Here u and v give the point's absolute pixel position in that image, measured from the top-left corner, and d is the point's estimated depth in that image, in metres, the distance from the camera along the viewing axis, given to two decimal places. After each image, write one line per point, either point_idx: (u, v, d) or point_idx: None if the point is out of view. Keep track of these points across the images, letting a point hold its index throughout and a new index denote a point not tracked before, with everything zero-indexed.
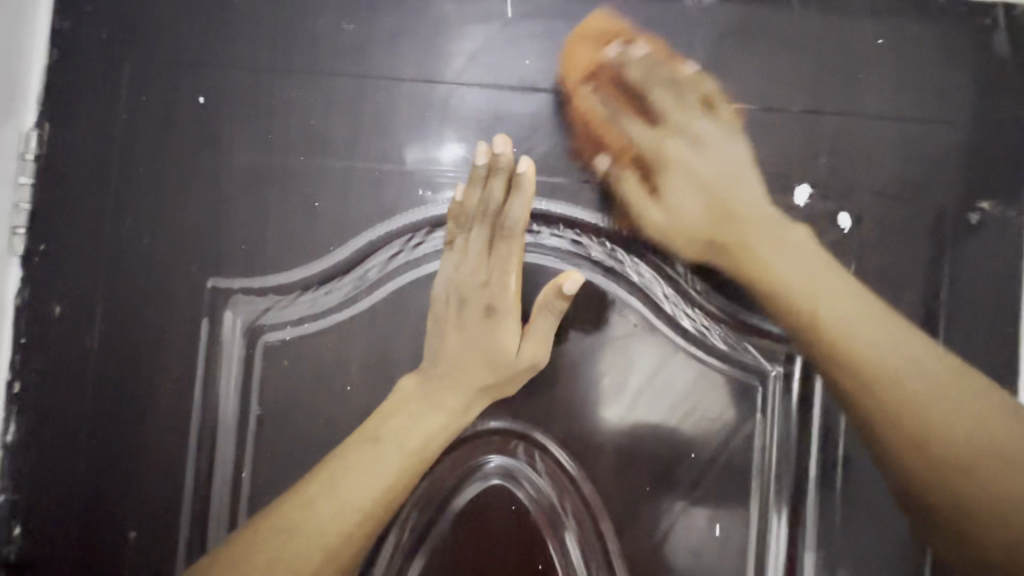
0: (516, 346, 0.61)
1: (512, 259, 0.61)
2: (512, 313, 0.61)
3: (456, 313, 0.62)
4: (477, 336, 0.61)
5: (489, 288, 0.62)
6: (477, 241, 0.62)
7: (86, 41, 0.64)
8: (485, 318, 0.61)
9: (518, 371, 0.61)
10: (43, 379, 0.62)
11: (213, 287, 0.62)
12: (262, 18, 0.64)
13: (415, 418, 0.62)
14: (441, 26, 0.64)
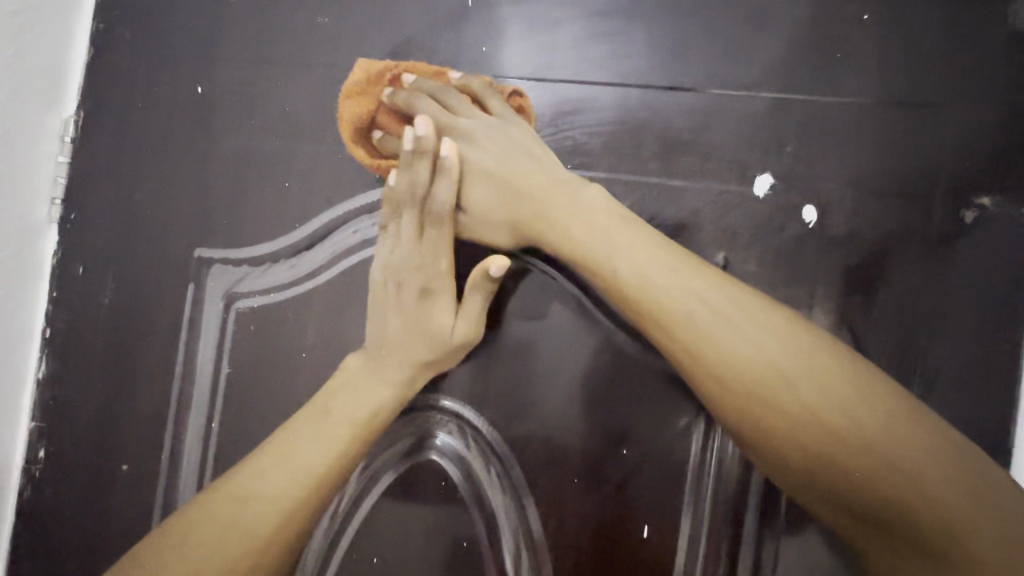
0: (452, 323, 0.62)
1: (443, 243, 0.62)
2: (447, 292, 0.62)
3: (395, 295, 0.63)
4: (414, 317, 0.62)
5: (424, 271, 0.62)
6: (410, 231, 0.62)
7: (113, 38, 0.73)
8: (420, 299, 0.62)
9: (455, 349, 0.62)
10: (67, 328, 0.73)
11: (200, 256, 0.70)
12: (252, 15, 0.70)
13: (356, 390, 0.62)
14: (407, 16, 0.67)
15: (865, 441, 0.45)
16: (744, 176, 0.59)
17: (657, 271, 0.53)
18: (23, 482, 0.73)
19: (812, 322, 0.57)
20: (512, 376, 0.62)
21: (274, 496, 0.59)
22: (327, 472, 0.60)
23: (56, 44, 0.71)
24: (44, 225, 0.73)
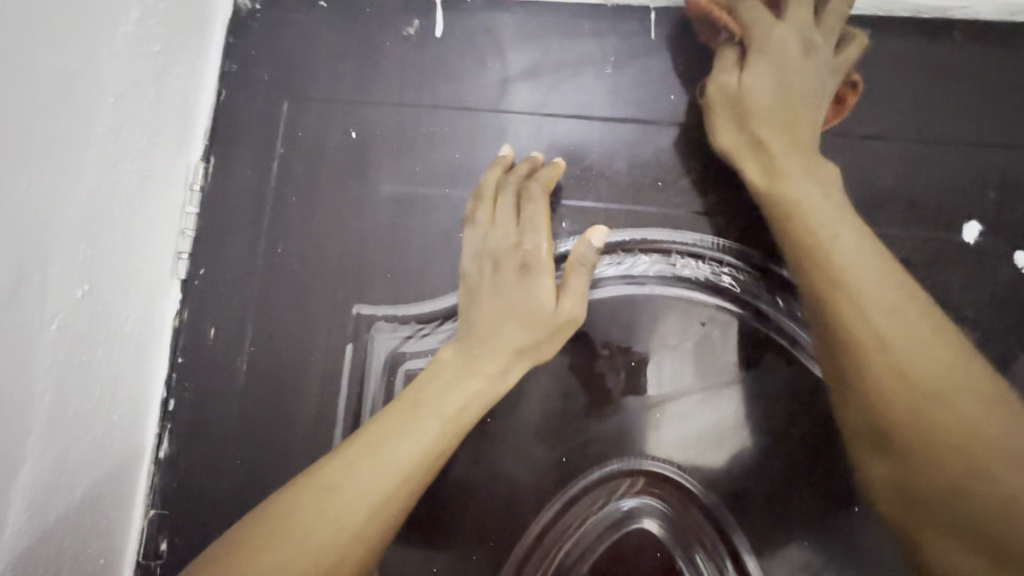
0: (555, 302, 0.58)
1: (540, 219, 0.59)
2: (550, 270, 0.59)
3: (492, 279, 0.59)
4: (513, 299, 0.58)
5: (522, 247, 0.59)
6: (503, 208, 0.61)
7: (251, 81, 0.68)
8: (519, 279, 0.58)
9: (560, 329, 0.58)
10: (194, 397, 0.64)
11: (359, 313, 0.63)
12: (413, 58, 0.67)
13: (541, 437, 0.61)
14: (585, 63, 0.65)
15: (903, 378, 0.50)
16: (951, 223, 0.59)
17: (812, 195, 0.56)
18: None
19: None
20: (723, 433, 0.60)
21: (354, 506, 0.51)
22: (414, 471, 0.53)
23: (190, 83, 0.65)
24: (167, 282, 0.65)
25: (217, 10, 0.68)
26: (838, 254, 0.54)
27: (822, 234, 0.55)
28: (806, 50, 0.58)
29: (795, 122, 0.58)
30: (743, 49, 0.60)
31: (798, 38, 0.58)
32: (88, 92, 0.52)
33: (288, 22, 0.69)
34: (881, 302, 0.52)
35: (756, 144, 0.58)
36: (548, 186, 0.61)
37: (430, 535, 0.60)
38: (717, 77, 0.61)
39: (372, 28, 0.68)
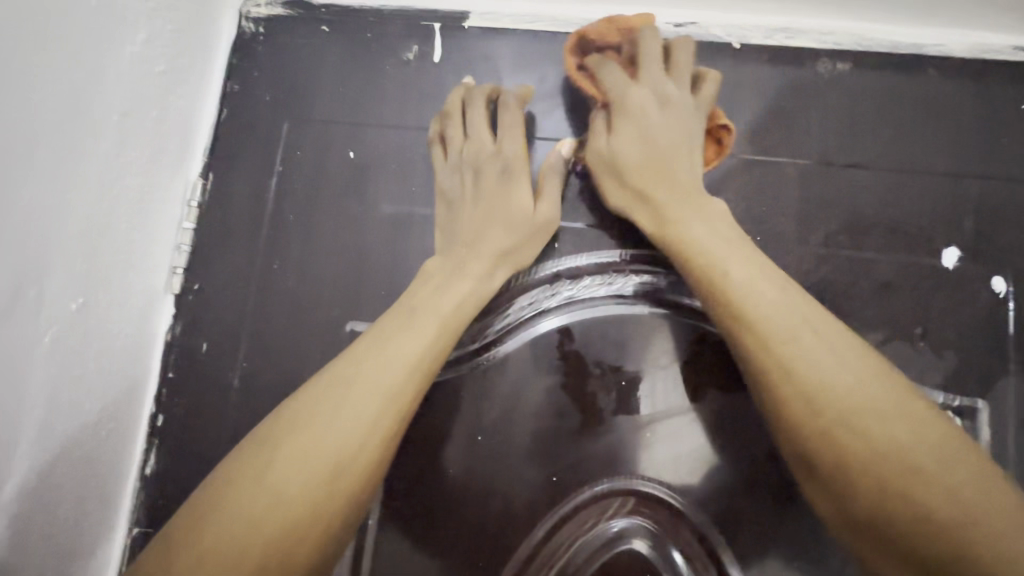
0: (531, 203, 0.62)
1: (513, 107, 0.64)
2: (526, 176, 0.63)
3: (470, 185, 0.63)
4: (494, 201, 0.61)
5: (498, 150, 0.63)
6: (477, 117, 0.64)
7: (253, 101, 0.70)
8: (496, 179, 0.62)
9: (538, 230, 0.62)
10: (184, 413, 0.64)
11: (353, 330, 0.64)
12: (412, 82, 0.69)
13: (532, 456, 0.61)
14: (579, 90, 0.68)
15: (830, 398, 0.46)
16: (931, 249, 0.61)
17: (707, 238, 0.55)
18: None
19: (1014, 391, 0.58)
20: (712, 453, 0.60)
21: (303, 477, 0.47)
22: (381, 422, 0.51)
23: (192, 102, 0.66)
24: (162, 296, 0.65)
25: (222, 32, 0.70)
26: (745, 295, 0.51)
27: (732, 280, 0.52)
28: (660, 106, 0.60)
29: (657, 167, 0.59)
30: (663, 86, 0.60)
31: (652, 98, 0.60)
32: (92, 110, 0.53)
33: (291, 44, 0.71)
34: (776, 325, 0.49)
35: (638, 197, 0.59)
36: (521, 105, 0.65)
37: (420, 555, 0.59)
38: (625, 99, 0.60)
39: (372, 52, 0.70)
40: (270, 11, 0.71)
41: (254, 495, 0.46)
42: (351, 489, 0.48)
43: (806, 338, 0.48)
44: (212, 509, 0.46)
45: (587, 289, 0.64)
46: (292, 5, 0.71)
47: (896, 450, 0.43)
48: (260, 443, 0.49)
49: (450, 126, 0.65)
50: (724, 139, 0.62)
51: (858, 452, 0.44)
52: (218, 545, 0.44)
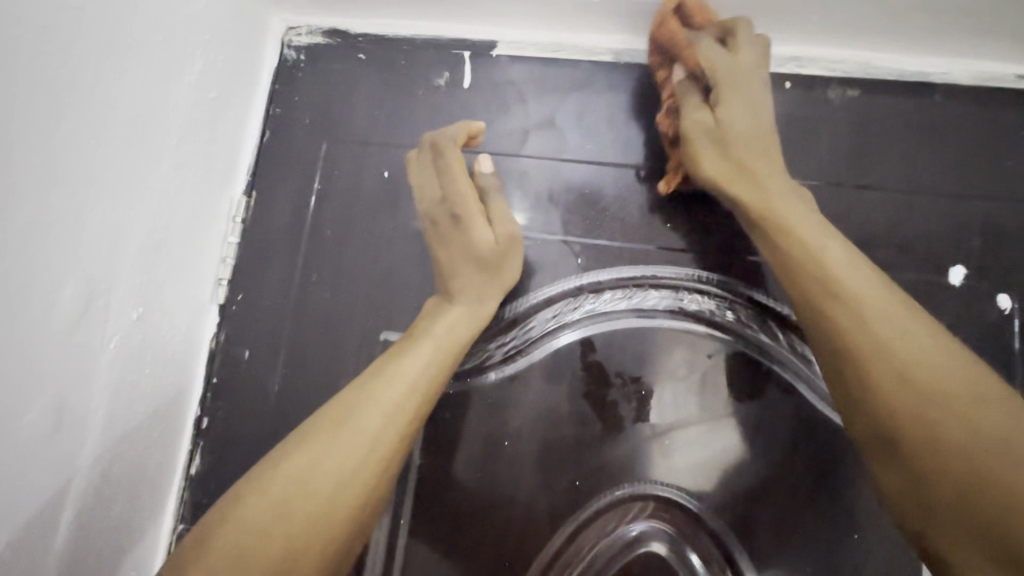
0: (490, 237, 0.62)
1: (449, 149, 0.63)
2: (473, 208, 0.62)
3: (435, 234, 0.63)
4: (455, 247, 0.62)
5: (445, 198, 0.63)
6: (425, 171, 0.65)
7: (293, 124, 0.74)
8: (454, 225, 0.62)
9: (504, 255, 0.63)
10: (227, 417, 0.68)
11: (386, 339, 0.68)
12: (442, 106, 0.73)
13: (554, 461, 0.64)
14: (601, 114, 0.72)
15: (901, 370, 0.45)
16: (939, 266, 0.64)
17: (799, 215, 0.56)
18: None
19: None
20: (729, 461, 0.63)
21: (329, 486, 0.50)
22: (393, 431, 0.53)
23: (239, 124, 0.71)
24: (207, 306, 0.70)
25: (265, 60, 0.76)
26: (827, 269, 0.51)
27: (802, 259, 0.53)
28: (761, 78, 0.62)
29: (762, 145, 0.60)
30: (756, 70, 0.62)
31: (761, 78, 0.62)
32: (155, 134, 0.57)
33: (330, 71, 0.75)
34: (875, 308, 0.48)
35: (736, 169, 0.60)
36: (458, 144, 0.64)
37: (450, 554, 0.63)
38: (730, 69, 0.61)
39: (405, 78, 0.74)
40: (310, 39, 0.76)
41: (272, 499, 0.48)
42: (363, 495, 0.51)
43: (867, 296, 0.49)
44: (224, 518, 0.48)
45: (607, 302, 0.67)
46: (331, 34, 0.76)
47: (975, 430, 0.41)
48: (272, 459, 0.51)
49: (422, 180, 0.65)
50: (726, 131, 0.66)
51: (929, 430, 0.43)
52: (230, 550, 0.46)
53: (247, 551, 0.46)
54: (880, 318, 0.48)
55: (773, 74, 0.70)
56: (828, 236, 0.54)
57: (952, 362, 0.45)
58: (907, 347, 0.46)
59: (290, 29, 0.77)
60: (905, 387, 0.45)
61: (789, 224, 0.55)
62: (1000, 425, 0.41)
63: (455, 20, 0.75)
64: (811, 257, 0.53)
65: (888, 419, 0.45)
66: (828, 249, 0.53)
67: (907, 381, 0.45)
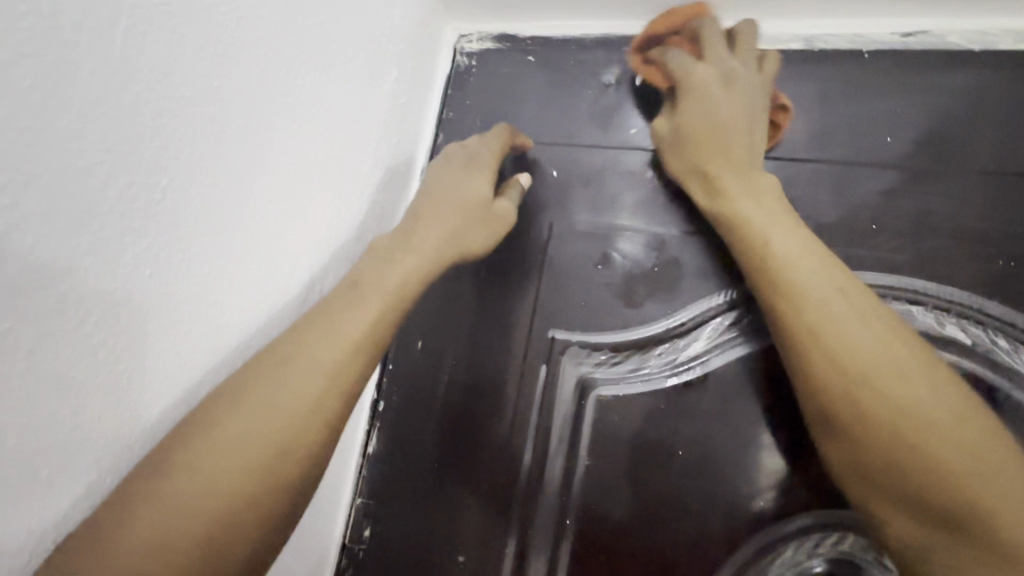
0: (488, 194, 0.64)
1: (500, 132, 0.70)
2: (488, 169, 0.65)
3: (439, 170, 0.64)
4: (452, 182, 0.63)
5: (474, 150, 0.66)
6: (493, 139, 0.68)
7: (464, 126, 0.77)
8: (464, 168, 0.64)
9: (483, 215, 0.63)
10: (399, 402, 0.72)
11: (552, 337, 0.68)
12: (612, 105, 0.72)
13: (735, 478, 0.59)
14: (788, 102, 0.65)
15: (868, 379, 0.46)
16: None
17: (783, 241, 0.53)
18: (342, 562, 0.70)
19: None
20: None
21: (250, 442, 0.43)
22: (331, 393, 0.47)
23: (417, 127, 0.76)
24: None
25: (439, 67, 0.80)
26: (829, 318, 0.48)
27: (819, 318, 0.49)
28: (725, 86, 0.60)
29: (717, 133, 0.59)
30: (725, 64, 0.61)
31: (719, 74, 0.60)
32: (359, 137, 0.63)
33: (498, 75, 0.78)
34: (823, 312, 0.49)
35: (693, 173, 0.61)
36: (515, 136, 0.71)
37: (616, 561, 0.61)
38: (690, 77, 0.61)
39: (573, 78, 0.75)
40: (481, 46, 0.80)
41: (195, 474, 0.40)
42: (241, 494, 0.41)
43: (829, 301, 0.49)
44: (156, 486, 0.39)
45: None
46: (500, 39, 0.79)
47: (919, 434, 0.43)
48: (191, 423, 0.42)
49: (488, 143, 0.68)
50: (781, 119, 0.64)
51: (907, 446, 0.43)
52: (167, 528, 0.38)
53: (178, 517, 0.39)
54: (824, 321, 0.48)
55: (1009, 53, 0.60)
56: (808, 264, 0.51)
57: (898, 358, 0.46)
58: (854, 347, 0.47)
59: (461, 36, 0.81)
60: (872, 395, 0.45)
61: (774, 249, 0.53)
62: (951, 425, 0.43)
63: (627, 18, 0.74)
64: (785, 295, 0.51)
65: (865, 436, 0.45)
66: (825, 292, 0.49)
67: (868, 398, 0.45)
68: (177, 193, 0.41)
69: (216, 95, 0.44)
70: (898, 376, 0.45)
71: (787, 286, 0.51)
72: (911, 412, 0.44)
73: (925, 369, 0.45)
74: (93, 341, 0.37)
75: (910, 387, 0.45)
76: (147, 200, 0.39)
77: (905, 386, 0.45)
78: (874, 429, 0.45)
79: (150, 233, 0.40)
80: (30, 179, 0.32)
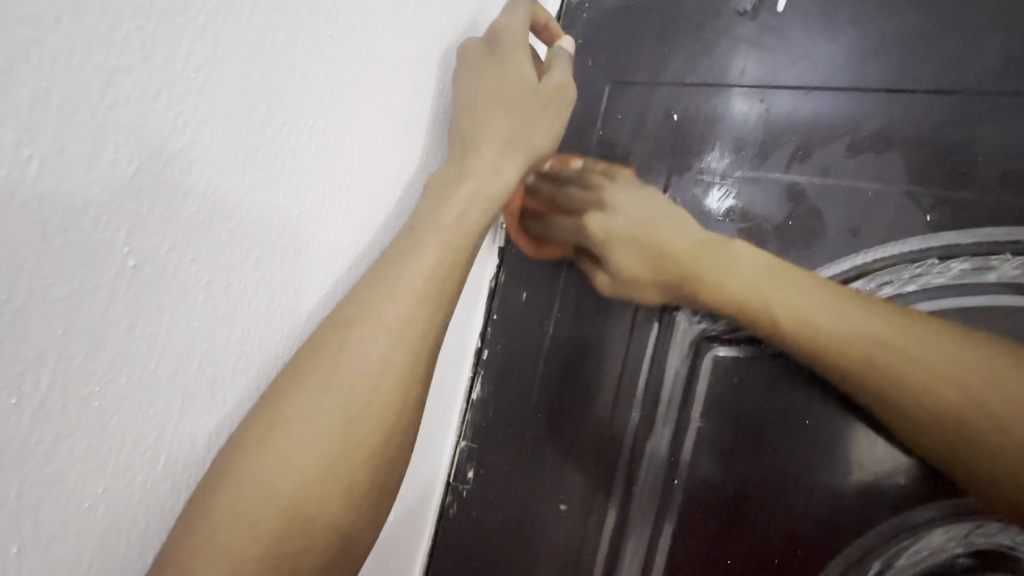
0: (534, 83, 0.55)
1: (518, 5, 0.58)
2: (519, 50, 0.55)
3: (466, 69, 0.55)
4: (485, 81, 0.54)
5: (497, 33, 0.56)
6: (517, 14, 0.57)
7: (576, 67, 0.73)
8: (490, 59, 0.54)
9: (538, 113, 0.55)
10: (504, 352, 0.74)
11: (666, 293, 0.65)
12: (746, 37, 0.65)
13: (874, 456, 0.53)
14: (975, 25, 0.55)
15: (876, 364, 0.49)
16: None
17: (781, 296, 0.54)
18: (448, 498, 0.74)
19: None
20: None
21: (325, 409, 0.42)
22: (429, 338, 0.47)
23: None
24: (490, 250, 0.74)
25: (550, 4, 0.75)
26: (833, 346, 0.51)
27: (815, 346, 0.52)
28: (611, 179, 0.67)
29: (650, 244, 0.62)
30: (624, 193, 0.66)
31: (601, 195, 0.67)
32: None
33: (614, 10, 0.72)
34: (832, 342, 0.51)
35: (665, 285, 0.62)
36: (534, 10, 0.60)
37: (726, 526, 0.59)
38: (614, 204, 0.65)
39: (701, 9, 0.67)
40: None
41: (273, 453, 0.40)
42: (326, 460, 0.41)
43: (820, 324, 0.51)
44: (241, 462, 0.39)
45: (966, 271, 0.52)
46: None
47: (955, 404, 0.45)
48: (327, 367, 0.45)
49: (506, 21, 0.56)
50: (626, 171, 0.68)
51: (922, 412, 0.47)
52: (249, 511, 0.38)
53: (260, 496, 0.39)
54: (821, 337, 0.51)
55: None
56: (796, 294, 0.53)
57: (910, 332, 0.48)
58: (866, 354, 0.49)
59: None
60: (889, 375, 0.48)
61: (776, 303, 0.54)
62: (971, 383, 0.45)
63: None
64: (776, 330, 0.54)
65: (887, 409, 0.49)
66: (825, 310, 0.52)
67: (884, 377, 0.48)
68: (319, 135, 0.43)
69: (352, 34, 0.44)
70: (908, 361, 0.47)
71: (813, 336, 0.52)
72: (938, 378, 0.46)
73: (958, 352, 0.46)
74: (256, 276, 0.40)
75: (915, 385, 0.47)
76: (297, 140, 0.41)
77: (909, 356, 0.47)
78: (899, 407, 0.48)
79: (300, 174, 0.42)
80: (206, 119, 0.34)
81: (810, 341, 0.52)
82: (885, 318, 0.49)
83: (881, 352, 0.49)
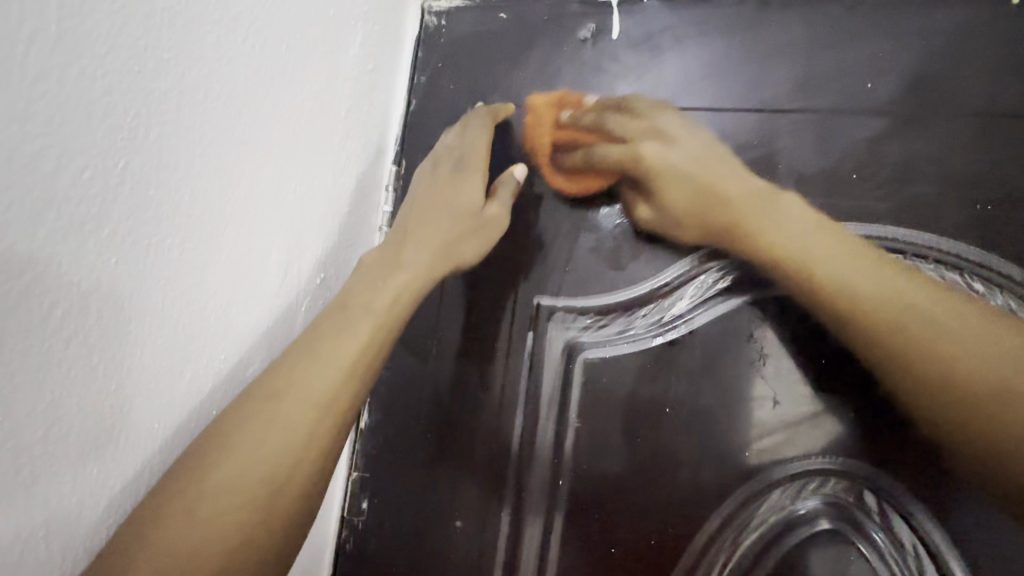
0: (481, 203, 0.63)
1: (481, 119, 0.67)
2: (479, 169, 0.64)
3: (430, 179, 0.65)
4: (443, 192, 0.63)
5: (461, 152, 0.65)
6: (477, 125, 0.67)
7: (438, 89, 0.75)
8: (452, 176, 0.64)
9: (483, 228, 0.63)
10: (390, 375, 0.73)
11: (538, 303, 0.68)
12: (589, 62, 0.70)
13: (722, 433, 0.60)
14: (768, 53, 0.64)
15: (899, 324, 0.50)
16: None
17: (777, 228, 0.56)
18: (344, 533, 0.72)
19: None
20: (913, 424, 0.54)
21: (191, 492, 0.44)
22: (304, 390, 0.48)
23: (389, 94, 0.73)
24: None
25: (409, 29, 0.76)
26: (849, 286, 0.52)
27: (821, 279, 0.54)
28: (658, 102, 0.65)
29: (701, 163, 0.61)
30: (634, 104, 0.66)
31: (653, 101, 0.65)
32: (330, 108, 0.61)
33: (471, 36, 0.75)
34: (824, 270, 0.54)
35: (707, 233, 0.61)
36: (495, 116, 0.68)
37: (608, 517, 0.62)
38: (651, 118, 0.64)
39: (548, 35, 0.72)
40: (451, 4, 0.76)
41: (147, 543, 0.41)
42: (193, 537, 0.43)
43: (860, 275, 0.52)
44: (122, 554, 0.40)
45: None
46: None
47: (969, 385, 0.46)
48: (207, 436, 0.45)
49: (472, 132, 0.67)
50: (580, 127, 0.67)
51: (930, 374, 0.48)
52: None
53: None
54: (814, 255, 0.54)
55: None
56: (779, 204, 0.57)
57: (927, 289, 0.50)
58: (862, 288, 0.52)
59: None
60: (890, 310, 0.50)
61: (797, 242, 0.55)
62: (988, 365, 0.46)
63: None
64: (771, 242, 0.56)
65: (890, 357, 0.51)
66: (804, 239, 0.55)
67: (893, 330, 0.50)
68: (138, 176, 0.40)
69: (170, 68, 0.42)
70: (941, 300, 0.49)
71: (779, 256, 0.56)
72: (945, 343, 0.48)
73: (948, 305, 0.49)
74: (66, 334, 0.37)
75: (962, 319, 0.48)
76: (106, 184, 0.38)
77: (925, 309, 0.49)
78: (909, 367, 0.50)
79: (115, 218, 0.39)
80: None
81: (815, 274, 0.54)
82: (855, 266, 0.52)
83: (863, 277, 0.52)
